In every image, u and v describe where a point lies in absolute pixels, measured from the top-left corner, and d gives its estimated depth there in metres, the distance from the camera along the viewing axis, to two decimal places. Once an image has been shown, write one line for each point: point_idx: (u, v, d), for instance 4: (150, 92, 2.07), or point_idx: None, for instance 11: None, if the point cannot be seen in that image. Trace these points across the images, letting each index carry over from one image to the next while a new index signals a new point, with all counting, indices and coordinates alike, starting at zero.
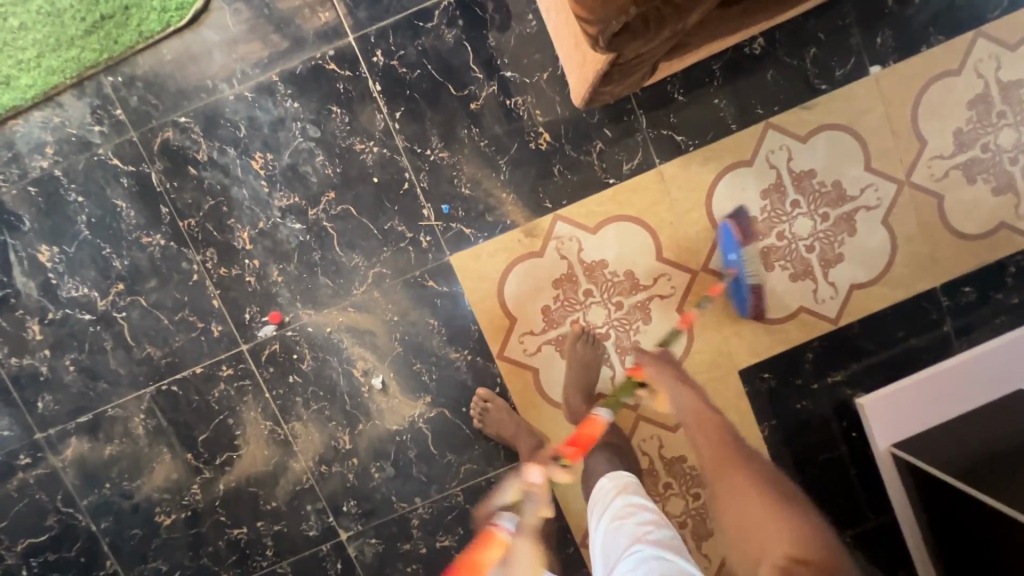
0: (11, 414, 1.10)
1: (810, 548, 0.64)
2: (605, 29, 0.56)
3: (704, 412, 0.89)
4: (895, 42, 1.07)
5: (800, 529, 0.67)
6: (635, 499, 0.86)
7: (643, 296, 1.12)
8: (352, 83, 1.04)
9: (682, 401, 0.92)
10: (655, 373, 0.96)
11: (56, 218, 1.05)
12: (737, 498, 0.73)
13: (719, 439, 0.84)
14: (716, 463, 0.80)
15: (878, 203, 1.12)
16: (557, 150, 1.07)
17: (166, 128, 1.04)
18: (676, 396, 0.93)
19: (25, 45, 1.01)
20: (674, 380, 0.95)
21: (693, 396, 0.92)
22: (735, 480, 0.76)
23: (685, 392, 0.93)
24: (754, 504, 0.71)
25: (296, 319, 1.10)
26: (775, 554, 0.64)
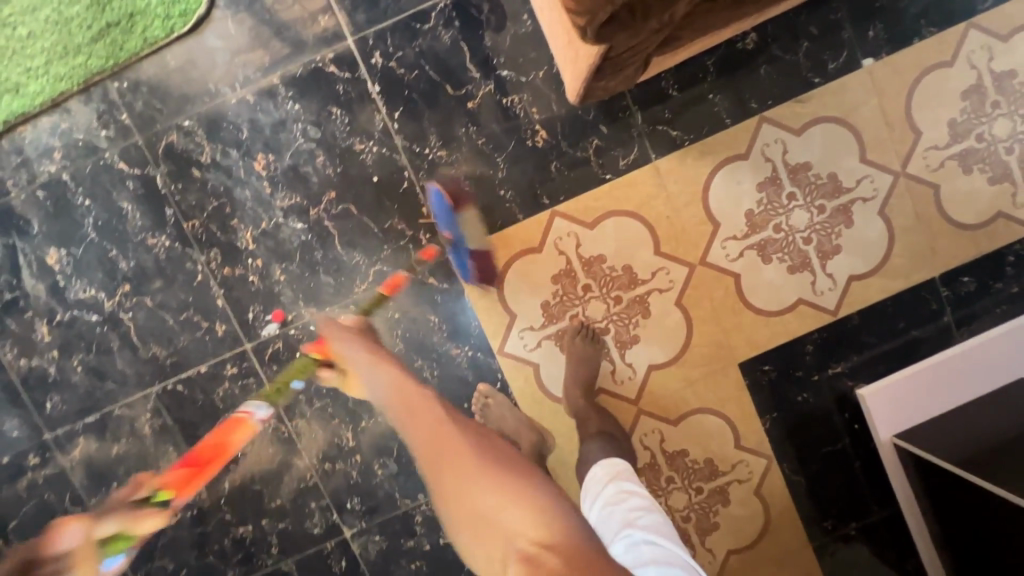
0: (20, 415, 1.12)
1: (556, 530, 0.65)
2: (593, 19, 0.57)
3: (404, 392, 0.86)
4: (887, 35, 1.08)
5: (532, 512, 0.67)
6: (626, 485, 0.90)
7: (634, 287, 1.13)
8: (351, 85, 1.07)
9: (379, 385, 0.88)
10: (342, 351, 0.93)
11: (64, 221, 1.08)
12: (469, 482, 0.71)
13: (434, 427, 0.81)
14: (442, 462, 0.76)
15: (874, 194, 1.12)
16: (554, 146, 1.09)
17: (170, 131, 1.07)
18: (375, 375, 0.89)
19: (33, 53, 1.03)
20: (366, 362, 0.91)
21: (394, 372, 0.89)
22: (462, 473, 0.73)
23: (385, 369, 0.89)
24: (471, 481, 0.71)
25: (299, 317, 1.11)
26: (520, 541, 0.64)
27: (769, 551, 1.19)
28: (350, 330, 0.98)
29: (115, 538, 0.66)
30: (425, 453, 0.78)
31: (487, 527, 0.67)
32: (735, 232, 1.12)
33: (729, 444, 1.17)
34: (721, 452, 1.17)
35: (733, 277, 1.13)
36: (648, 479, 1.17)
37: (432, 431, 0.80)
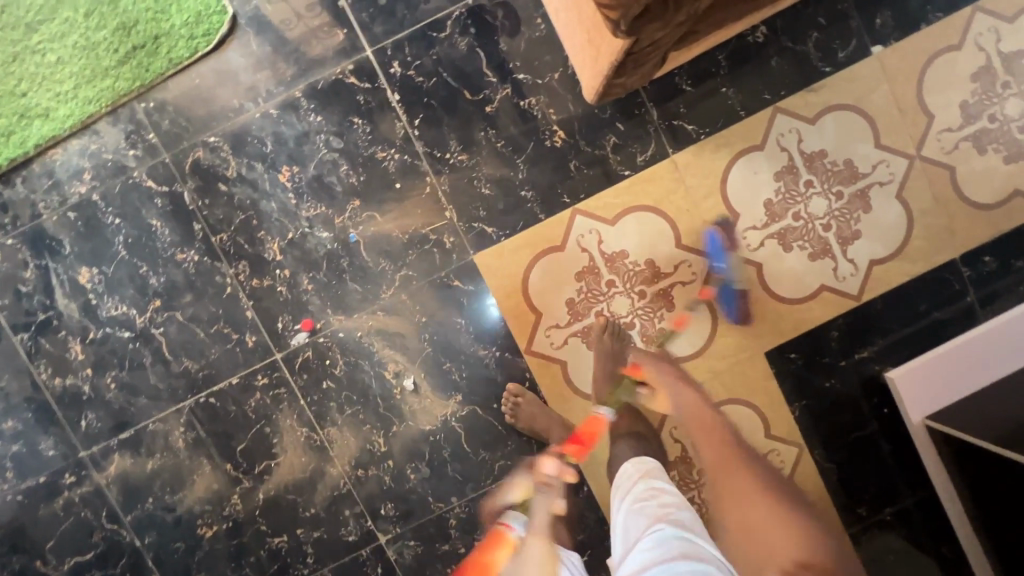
0: (56, 434, 1.13)
1: (818, 556, 0.63)
2: (627, 12, 0.59)
3: (701, 410, 0.89)
4: (896, 22, 1.10)
5: (812, 534, 0.66)
6: (658, 482, 0.84)
7: (725, 303, 1.14)
8: (371, 95, 1.09)
9: (682, 401, 0.92)
10: (654, 372, 0.99)
11: (95, 241, 1.10)
12: (737, 487, 0.74)
13: (726, 447, 0.81)
14: (719, 462, 0.79)
15: (891, 178, 1.13)
16: (573, 146, 1.11)
17: (196, 148, 1.09)
18: (677, 393, 0.94)
19: (62, 78, 1.06)
20: (675, 378, 0.97)
21: (696, 397, 0.92)
22: (732, 475, 0.76)
23: (689, 391, 0.93)
24: (753, 497, 0.72)
25: (327, 325, 1.13)
26: (780, 559, 0.64)
27: None
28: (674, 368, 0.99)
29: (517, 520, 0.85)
30: (712, 455, 0.80)
31: (762, 530, 0.68)
32: (755, 222, 1.13)
33: (758, 433, 1.17)
34: (751, 442, 1.17)
35: (756, 266, 1.14)
36: (680, 473, 1.17)
37: (718, 443, 0.82)
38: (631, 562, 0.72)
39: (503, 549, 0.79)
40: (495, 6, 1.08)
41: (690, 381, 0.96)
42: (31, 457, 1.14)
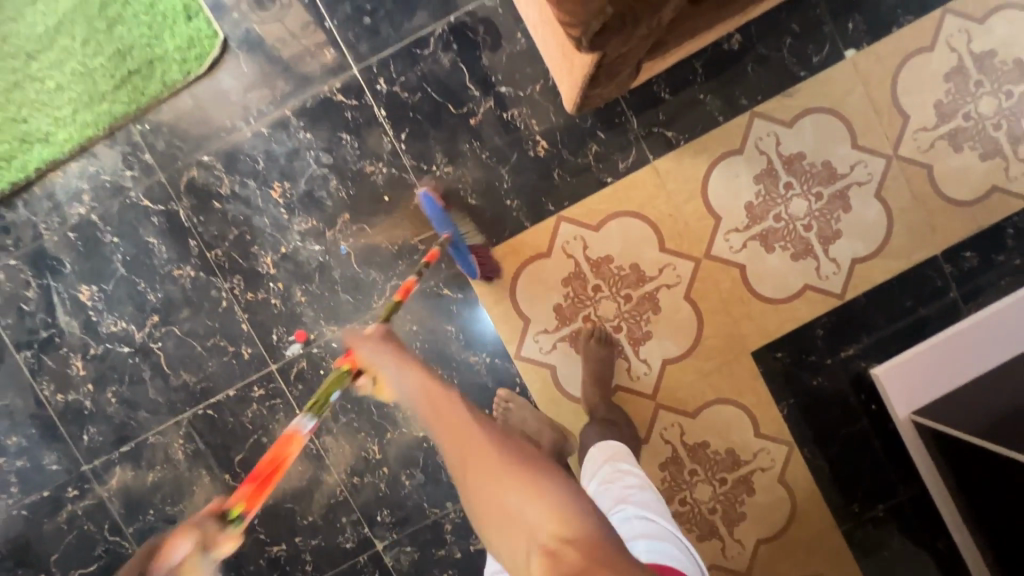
0: (59, 448, 1.16)
1: (573, 520, 0.57)
2: (587, 30, 0.62)
3: (427, 380, 0.65)
4: (868, 26, 1.13)
5: (562, 496, 0.58)
6: (623, 465, 0.95)
7: (460, 262, 1.10)
8: (359, 111, 1.12)
9: (407, 383, 0.66)
10: (368, 355, 0.71)
11: (95, 260, 1.13)
12: (487, 480, 0.58)
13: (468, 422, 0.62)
14: (471, 463, 0.59)
15: (869, 178, 1.15)
16: (556, 155, 1.14)
17: (191, 167, 1.12)
18: (403, 373, 0.67)
19: (61, 103, 1.10)
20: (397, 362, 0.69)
21: (415, 362, 0.69)
22: (488, 477, 0.58)
23: (405, 364, 0.68)
24: (512, 492, 0.57)
25: (321, 336, 1.15)
26: (540, 536, 0.56)
27: (799, 538, 1.19)
28: (380, 337, 0.74)
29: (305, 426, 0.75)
30: (445, 441, 0.60)
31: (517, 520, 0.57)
32: (737, 224, 1.15)
33: (748, 433, 1.19)
34: (741, 441, 1.19)
35: (739, 268, 1.16)
36: (671, 473, 1.19)
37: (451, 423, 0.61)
38: None
39: None
40: (476, 22, 1.11)
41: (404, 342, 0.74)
42: (35, 472, 1.16)
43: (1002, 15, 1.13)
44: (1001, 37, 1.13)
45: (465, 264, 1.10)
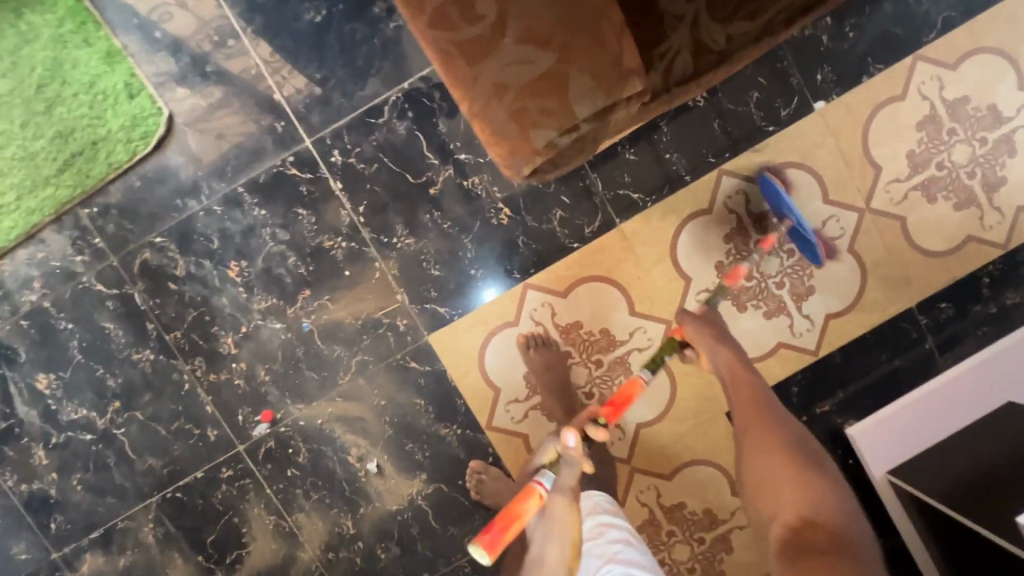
0: (25, 537, 1.14)
1: (819, 512, 0.80)
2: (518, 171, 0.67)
3: (742, 374, 0.95)
4: (837, 77, 1.09)
5: (821, 492, 0.82)
6: (603, 517, 0.98)
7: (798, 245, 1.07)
8: (314, 185, 1.08)
9: (720, 360, 0.97)
10: (694, 332, 0.99)
11: (50, 347, 1.10)
12: (760, 455, 0.88)
13: (778, 443, 0.88)
14: (756, 433, 0.90)
15: (841, 233, 1.13)
16: (519, 222, 1.10)
17: (143, 250, 1.09)
18: (714, 353, 0.98)
19: (3, 189, 1.06)
20: (713, 337, 0.98)
21: (730, 353, 0.97)
22: (763, 439, 0.89)
23: (723, 346, 0.98)
24: (777, 462, 0.86)
25: (287, 414, 1.13)
26: (790, 511, 0.81)
27: None
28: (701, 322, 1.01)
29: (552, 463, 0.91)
30: (745, 408, 0.93)
31: (772, 479, 0.85)
32: (707, 285, 1.13)
33: (724, 493, 1.18)
34: (718, 500, 1.17)
35: None
36: (649, 536, 1.18)
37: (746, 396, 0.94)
38: None
39: (529, 501, 0.83)
40: (431, 88, 1.07)
41: (726, 339, 0.98)
42: (3, 562, 1.14)
43: (974, 59, 1.09)
44: (974, 83, 1.10)
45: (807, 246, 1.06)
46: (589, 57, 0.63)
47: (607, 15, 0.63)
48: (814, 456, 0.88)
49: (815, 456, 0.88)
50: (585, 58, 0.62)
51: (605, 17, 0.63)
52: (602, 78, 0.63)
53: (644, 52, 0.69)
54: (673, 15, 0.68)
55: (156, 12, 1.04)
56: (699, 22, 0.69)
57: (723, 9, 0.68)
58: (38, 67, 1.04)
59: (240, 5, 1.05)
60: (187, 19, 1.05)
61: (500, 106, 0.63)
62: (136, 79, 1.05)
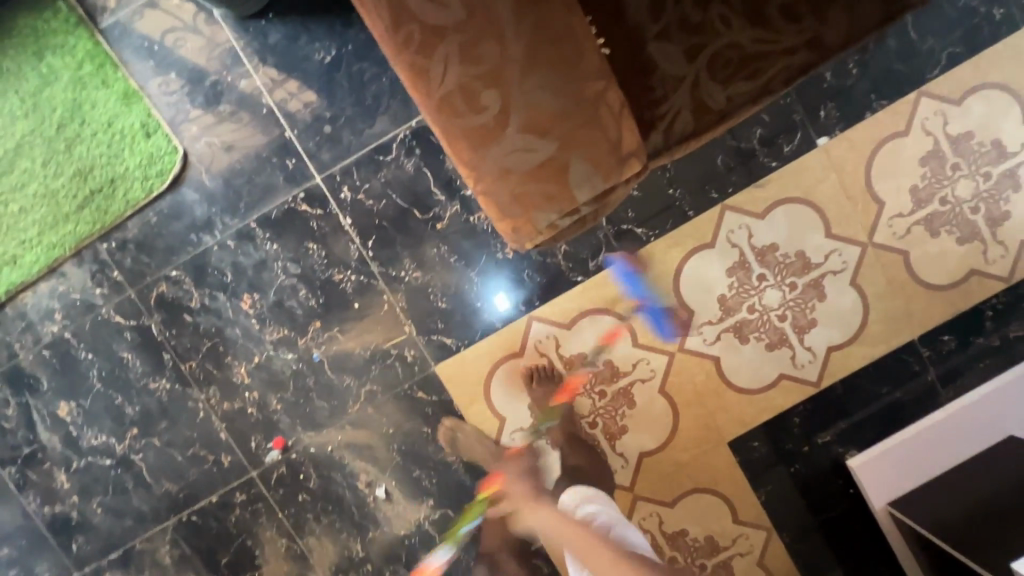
0: (48, 557, 1.18)
1: None
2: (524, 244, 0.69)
3: (569, 528, 1.01)
4: (840, 113, 1.10)
5: None
6: (595, 506, 1.02)
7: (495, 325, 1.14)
8: (324, 220, 1.11)
9: (546, 519, 1.05)
10: (505, 485, 1.14)
11: (71, 376, 1.14)
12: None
13: (609, 559, 0.97)
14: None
15: (844, 267, 1.14)
16: (523, 256, 1.12)
17: (160, 282, 1.12)
18: (540, 513, 1.07)
19: (26, 225, 1.10)
20: (529, 498, 1.10)
21: (552, 511, 1.05)
22: None
23: (544, 508, 1.06)
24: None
25: (298, 442, 1.16)
26: None
27: None
28: (523, 472, 1.14)
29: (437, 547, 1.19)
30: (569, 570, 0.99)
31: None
32: (710, 317, 1.14)
33: (726, 520, 1.19)
34: (720, 527, 1.19)
35: (714, 360, 1.16)
36: None
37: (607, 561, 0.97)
38: None
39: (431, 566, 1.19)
40: None
41: (540, 496, 1.09)
42: None
43: (978, 95, 1.09)
44: (978, 118, 1.10)
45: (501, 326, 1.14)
46: (588, 143, 0.62)
47: (603, 97, 0.61)
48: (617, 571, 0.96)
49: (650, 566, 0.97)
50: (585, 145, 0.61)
51: (603, 101, 0.61)
52: (599, 163, 0.62)
53: (645, 111, 0.71)
54: (673, 76, 0.70)
55: (170, 49, 1.07)
56: (700, 83, 0.70)
57: (723, 70, 0.70)
58: (59, 108, 1.07)
59: (253, 46, 1.07)
60: (199, 57, 1.07)
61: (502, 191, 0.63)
62: (152, 119, 1.08)
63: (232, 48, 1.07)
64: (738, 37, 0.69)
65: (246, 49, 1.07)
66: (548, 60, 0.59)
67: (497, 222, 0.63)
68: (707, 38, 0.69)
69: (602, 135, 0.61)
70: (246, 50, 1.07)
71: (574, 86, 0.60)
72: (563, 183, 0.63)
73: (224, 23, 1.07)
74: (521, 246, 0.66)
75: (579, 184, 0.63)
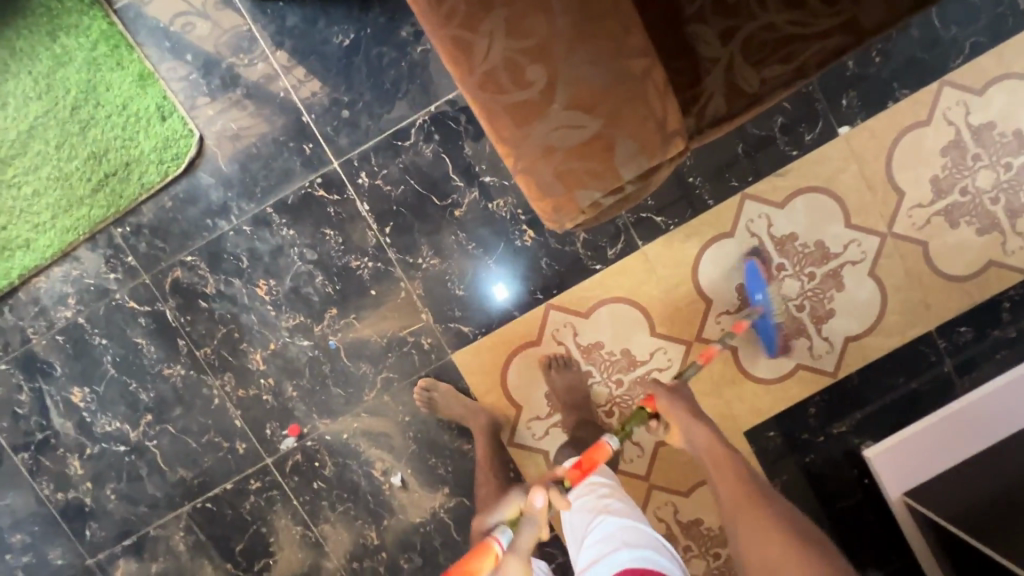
0: (62, 544, 1.18)
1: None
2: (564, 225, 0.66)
3: (719, 449, 0.99)
4: (862, 102, 1.09)
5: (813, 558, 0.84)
6: (594, 477, 0.99)
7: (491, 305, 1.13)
8: (341, 206, 1.10)
9: (698, 439, 1.00)
10: (670, 406, 1.01)
11: (84, 361, 1.13)
12: (758, 530, 0.90)
13: (740, 486, 0.95)
14: (751, 517, 0.91)
15: (863, 257, 1.13)
16: (542, 244, 1.11)
17: (175, 268, 1.11)
18: (693, 432, 1.00)
19: (39, 209, 1.08)
20: (689, 413, 1.01)
21: (706, 428, 1.00)
22: (754, 522, 0.91)
23: (699, 425, 1.00)
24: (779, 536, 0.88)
25: (314, 429, 1.16)
26: None
27: None
28: (681, 392, 1.04)
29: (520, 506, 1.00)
30: (735, 499, 0.94)
31: (780, 566, 0.85)
32: (728, 307, 1.14)
33: None
34: None
35: (731, 350, 1.16)
36: None
37: (734, 481, 0.96)
38: (582, 558, 0.89)
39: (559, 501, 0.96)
40: (457, 112, 1.08)
41: (699, 413, 1.02)
42: (41, 567, 1.18)
43: (1001, 85, 1.09)
44: (1000, 109, 1.09)
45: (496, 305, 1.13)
46: (634, 121, 0.60)
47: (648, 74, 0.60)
48: (777, 508, 0.93)
49: (763, 503, 0.93)
50: (630, 122, 0.59)
51: (648, 79, 0.59)
52: (644, 142, 0.60)
53: (678, 94, 0.70)
54: (707, 58, 0.69)
55: (179, 33, 1.05)
56: (733, 66, 0.70)
57: (757, 53, 0.69)
58: (72, 90, 1.05)
59: (270, 28, 1.06)
60: (208, 42, 1.06)
61: (546, 171, 0.61)
62: (167, 102, 1.06)
63: (241, 32, 1.06)
64: (773, 19, 0.68)
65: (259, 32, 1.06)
66: (595, 35, 0.57)
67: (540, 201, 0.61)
68: (742, 20, 0.68)
69: (648, 112, 0.59)
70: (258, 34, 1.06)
71: (620, 62, 0.58)
72: (607, 162, 0.61)
73: (234, 7, 1.05)
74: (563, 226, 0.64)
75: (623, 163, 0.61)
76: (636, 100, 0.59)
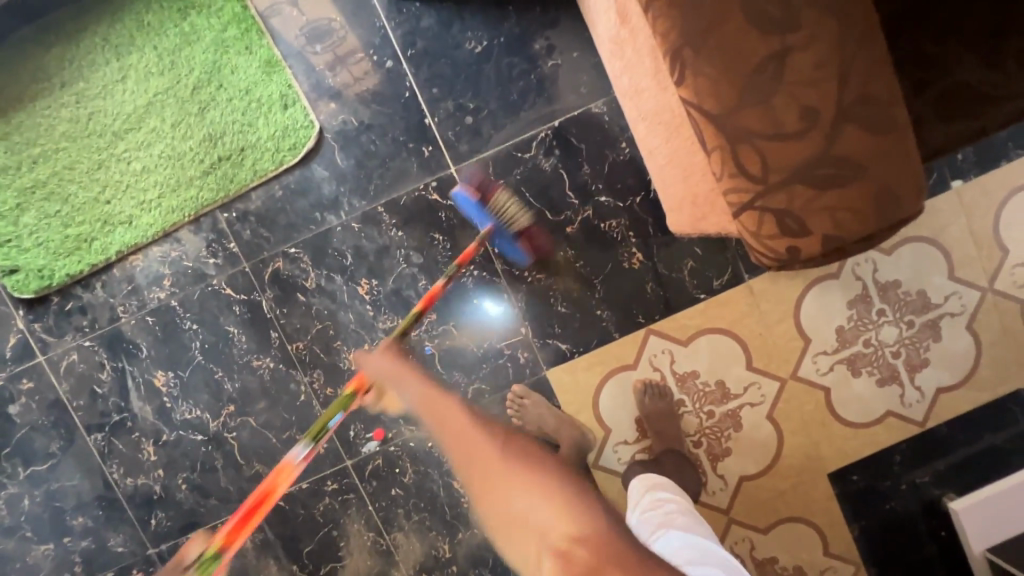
0: (125, 531, 1.14)
1: (586, 519, 0.56)
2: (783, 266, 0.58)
3: (439, 397, 0.64)
4: (978, 158, 1.11)
5: (590, 505, 0.57)
6: (661, 494, 0.96)
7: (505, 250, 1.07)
8: (453, 212, 1.09)
9: (409, 396, 0.67)
10: (372, 371, 0.74)
11: (172, 346, 1.10)
12: (499, 483, 0.56)
13: (467, 422, 0.60)
14: (483, 474, 0.57)
15: (962, 309, 1.14)
16: (650, 268, 1.11)
17: (276, 258, 1.09)
18: (404, 386, 0.69)
19: (146, 186, 1.06)
20: (396, 374, 0.71)
21: (422, 383, 0.68)
22: (494, 474, 0.57)
23: (413, 382, 0.69)
24: (513, 488, 0.56)
25: (399, 435, 1.14)
26: (552, 537, 0.55)
27: None
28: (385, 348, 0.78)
29: (320, 426, 0.74)
30: (459, 451, 0.58)
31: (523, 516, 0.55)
32: (826, 347, 1.14)
33: (816, 552, 1.18)
34: (811, 559, 1.18)
35: (825, 392, 1.15)
36: None
37: (463, 427, 0.60)
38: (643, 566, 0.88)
39: None
40: (580, 129, 1.07)
41: (410, 372, 0.70)
42: (100, 553, 1.14)
43: None
44: None
45: (511, 249, 1.07)
46: (899, 173, 0.52)
47: (909, 128, 0.54)
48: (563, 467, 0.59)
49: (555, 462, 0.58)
50: (894, 175, 0.52)
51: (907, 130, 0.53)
52: (905, 197, 0.52)
53: None
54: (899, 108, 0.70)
55: (271, 17, 1.04)
56: (923, 118, 0.70)
57: (948, 108, 0.69)
58: (196, 70, 1.04)
59: (402, 28, 1.05)
60: (293, 31, 1.05)
61: (791, 209, 0.53)
62: (292, 91, 1.05)
63: (324, 26, 1.05)
64: (967, 77, 0.69)
65: (346, 29, 1.05)
66: (874, 78, 0.51)
67: (778, 240, 0.54)
68: (936, 74, 0.69)
69: (915, 166, 0.52)
70: (341, 30, 1.05)
71: (893, 110, 0.52)
72: (866, 214, 0.52)
73: None
74: (790, 265, 0.56)
75: (882, 219, 0.52)
76: (904, 152, 0.52)
